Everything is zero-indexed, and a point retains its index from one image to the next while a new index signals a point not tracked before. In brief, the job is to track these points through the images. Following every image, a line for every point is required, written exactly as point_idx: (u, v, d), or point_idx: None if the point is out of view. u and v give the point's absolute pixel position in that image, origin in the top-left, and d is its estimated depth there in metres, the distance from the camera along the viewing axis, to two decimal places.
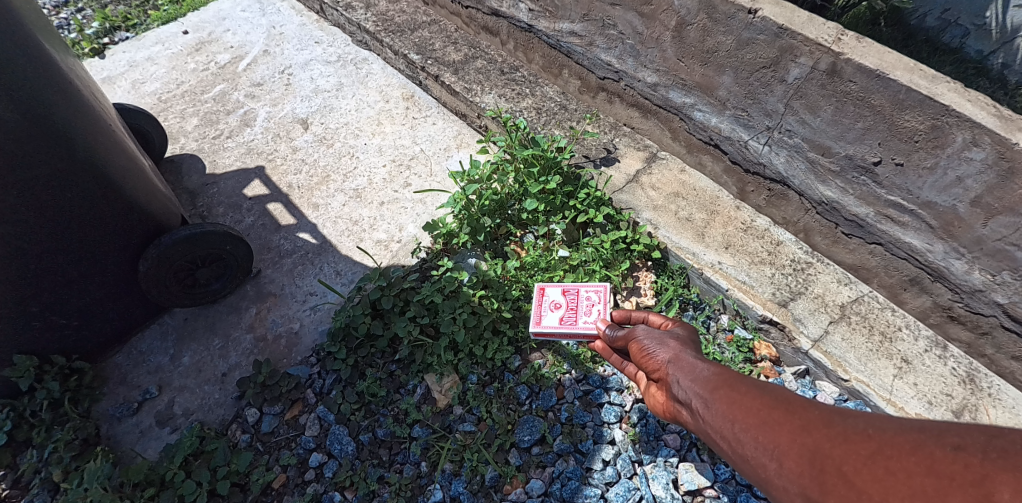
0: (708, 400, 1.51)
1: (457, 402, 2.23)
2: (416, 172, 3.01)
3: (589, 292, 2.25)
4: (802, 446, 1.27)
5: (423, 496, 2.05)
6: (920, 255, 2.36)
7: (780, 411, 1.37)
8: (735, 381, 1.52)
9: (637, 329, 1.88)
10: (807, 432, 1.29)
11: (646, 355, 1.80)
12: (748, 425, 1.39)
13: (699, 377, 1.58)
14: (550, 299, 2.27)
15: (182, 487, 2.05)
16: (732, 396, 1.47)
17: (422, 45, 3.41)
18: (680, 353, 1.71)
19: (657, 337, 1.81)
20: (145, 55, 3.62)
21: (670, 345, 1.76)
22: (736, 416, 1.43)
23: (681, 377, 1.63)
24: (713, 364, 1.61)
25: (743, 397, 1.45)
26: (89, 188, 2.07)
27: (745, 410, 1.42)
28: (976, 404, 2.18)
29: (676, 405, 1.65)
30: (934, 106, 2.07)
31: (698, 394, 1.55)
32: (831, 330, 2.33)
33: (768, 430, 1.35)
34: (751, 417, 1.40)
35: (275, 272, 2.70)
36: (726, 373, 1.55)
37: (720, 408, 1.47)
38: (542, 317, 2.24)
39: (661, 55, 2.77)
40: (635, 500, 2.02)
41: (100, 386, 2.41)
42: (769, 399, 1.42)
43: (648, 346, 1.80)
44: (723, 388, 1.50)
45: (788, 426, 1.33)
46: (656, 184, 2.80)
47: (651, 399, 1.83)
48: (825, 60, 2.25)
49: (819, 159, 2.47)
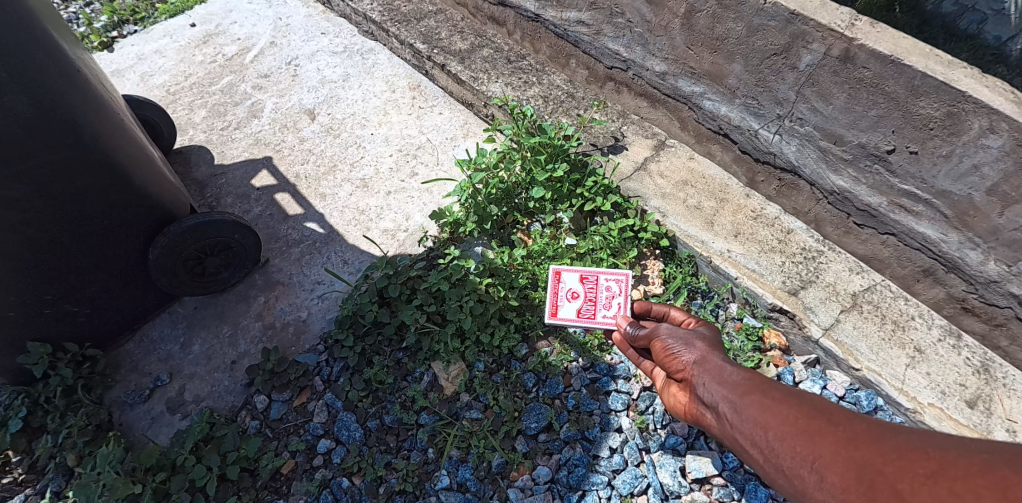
0: (738, 404, 1.53)
1: (463, 390, 2.23)
2: (423, 162, 3.01)
3: (609, 281, 2.25)
4: (848, 460, 1.27)
5: (429, 482, 2.06)
6: (933, 246, 2.33)
7: (821, 421, 1.38)
8: (766, 386, 1.54)
9: (662, 327, 1.88)
10: (854, 446, 1.28)
11: (672, 355, 1.80)
12: (783, 433, 1.40)
13: (728, 381, 1.60)
14: (567, 287, 2.27)
15: (193, 471, 2.06)
16: (764, 403, 1.49)
17: (428, 34, 3.40)
18: (707, 355, 1.72)
19: (683, 337, 1.81)
20: (153, 48, 3.64)
21: (697, 347, 1.77)
22: (769, 424, 1.44)
23: (708, 380, 1.65)
24: (742, 369, 1.63)
25: (775, 404, 1.48)
26: (98, 178, 2.08)
27: (779, 417, 1.44)
28: (990, 394, 2.14)
29: (701, 408, 1.67)
30: (950, 92, 2.04)
31: (727, 397, 1.57)
32: (841, 319, 2.30)
33: (807, 441, 1.35)
34: (787, 426, 1.41)
35: (283, 261, 2.71)
36: (757, 379, 1.58)
37: (751, 414, 1.49)
38: (559, 307, 2.25)
39: (669, 43, 2.74)
40: (642, 487, 2.02)
41: (112, 374, 2.43)
42: (805, 408, 1.43)
43: (674, 346, 1.80)
44: (754, 393, 1.53)
45: (830, 438, 1.33)
46: (664, 172, 2.78)
47: (671, 399, 1.85)
48: (838, 46, 2.22)
49: (831, 148, 2.44)
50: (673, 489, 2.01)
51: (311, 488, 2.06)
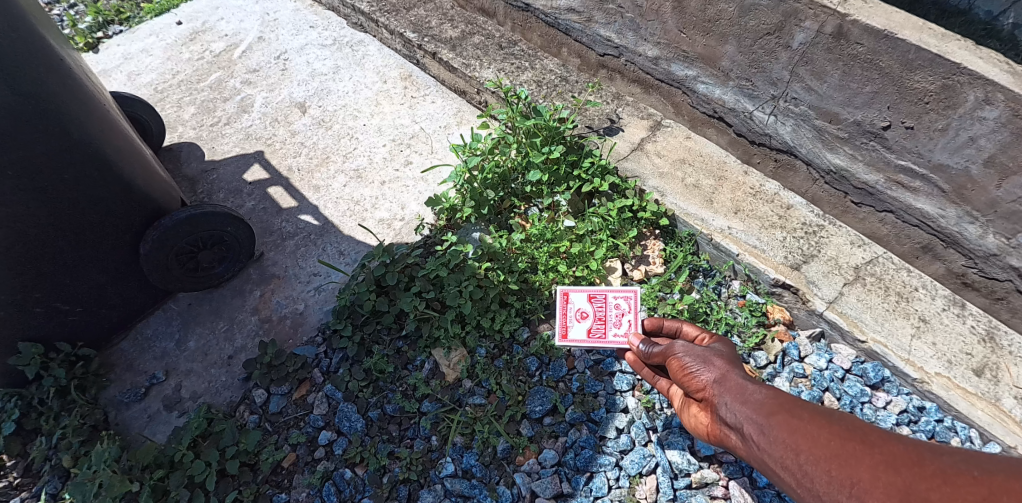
0: (765, 426, 1.47)
1: (466, 376, 2.19)
2: (417, 150, 2.98)
3: (618, 298, 2.18)
4: (890, 485, 1.22)
5: (434, 469, 2.02)
6: (931, 221, 2.31)
7: (855, 443, 1.32)
8: (793, 405, 1.49)
9: (677, 345, 1.83)
10: (894, 469, 1.24)
11: (689, 373, 1.75)
12: (816, 456, 1.35)
13: (751, 400, 1.55)
14: (575, 307, 2.19)
15: (192, 467, 2.02)
16: (792, 423, 1.43)
17: (418, 23, 3.36)
18: (727, 373, 1.67)
19: (700, 355, 1.77)
20: (139, 47, 3.59)
21: (716, 365, 1.72)
22: (800, 446, 1.38)
23: (729, 399, 1.60)
24: (764, 387, 1.58)
25: (805, 424, 1.42)
26: (86, 170, 2.03)
27: (810, 439, 1.38)
28: (997, 362, 2.12)
29: (724, 428, 1.62)
30: (945, 65, 2.01)
31: (752, 418, 1.51)
32: (845, 292, 2.28)
33: (843, 465, 1.30)
34: (820, 448, 1.35)
35: (278, 254, 2.67)
36: (782, 398, 1.53)
37: (779, 436, 1.43)
38: (569, 328, 2.17)
39: (662, 27, 2.72)
40: (651, 467, 1.98)
41: (107, 373, 2.38)
42: (837, 428, 1.38)
43: (691, 365, 1.75)
44: (781, 414, 1.47)
45: (868, 461, 1.28)
46: (661, 151, 2.75)
47: (691, 419, 1.79)
48: (831, 23, 2.20)
49: (827, 126, 2.42)
50: (682, 467, 1.98)
51: (313, 480, 2.02)
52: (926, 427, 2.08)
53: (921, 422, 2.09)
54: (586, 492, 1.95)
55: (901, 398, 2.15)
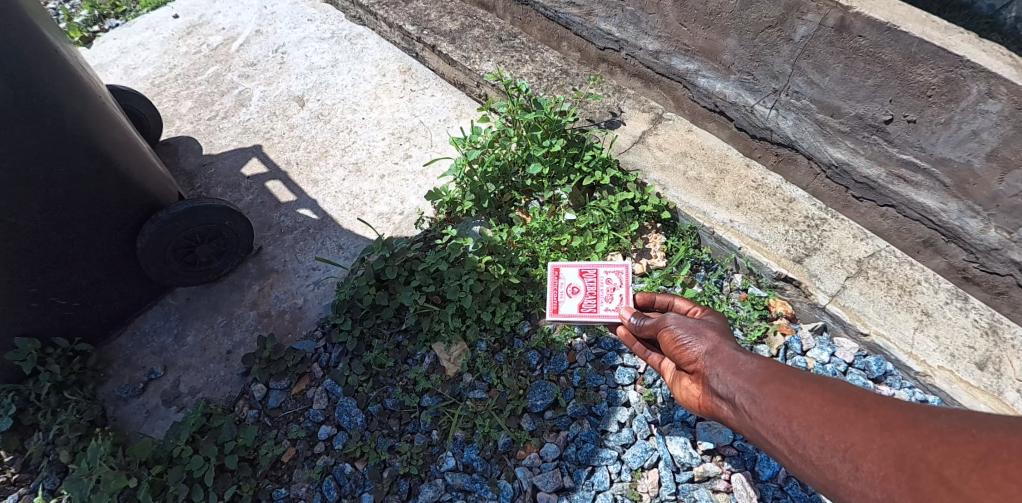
0: (757, 395, 1.46)
1: (466, 370, 2.18)
2: (416, 144, 2.96)
3: (609, 273, 2.17)
4: (884, 447, 1.20)
5: (435, 464, 2.00)
6: (933, 215, 2.29)
7: (849, 407, 1.31)
8: (785, 374, 1.47)
9: (668, 317, 1.81)
10: (889, 431, 1.22)
11: (680, 346, 1.73)
12: (809, 422, 1.33)
13: (743, 371, 1.53)
14: (566, 282, 2.19)
15: (191, 463, 2.01)
16: (785, 391, 1.42)
17: (416, 16, 3.34)
18: (719, 344, 1.65)
19: (692, 327, 1.74)
20: (136, 41, 3.56)
21: (707, 337, 1.69)
22: (793, 413, 1.37)
23: (721, 371, 1.58)
24: (756, 358, 1.56)
25: (797, 391, 1.40)
26: (81, 162, 2.01)
27: (802, 406, 1.37)
28: (1000, 356, 2.10)
29: (716, 400, 1.60)
30: (948, 57, 1.99)
31: (743, 388, 1.50)
32: (848, 285, 2.27)
33: (836, 429, 1.28)
34: (813, 414, 1.34)
35: (277, 248, 2.65)
36: (774, 366, 1.51)
37: (771, 404, 1.42)
38: (560, 303, 2.16)
39: (663, 20, 2.70)
40: (653, 461, 1.97)
41: (105, 369, 2.37)
42: (830, 394, 1.36)
43: (682, 337, 1.73)
44: (773, 382, 1.46)
45: (862, 424, 1.26)
46: (663, 144, 2.74)
47: (682, 393, 1.77)
48: (833, 16, 2.18)
49: (828, 120, 2.40)
50: (684, 461, 1.97)
51: (313, 475, 2.01)
52: None
53: None
54: (588, 486, 1.94)
55: (903, 391, 2.13)
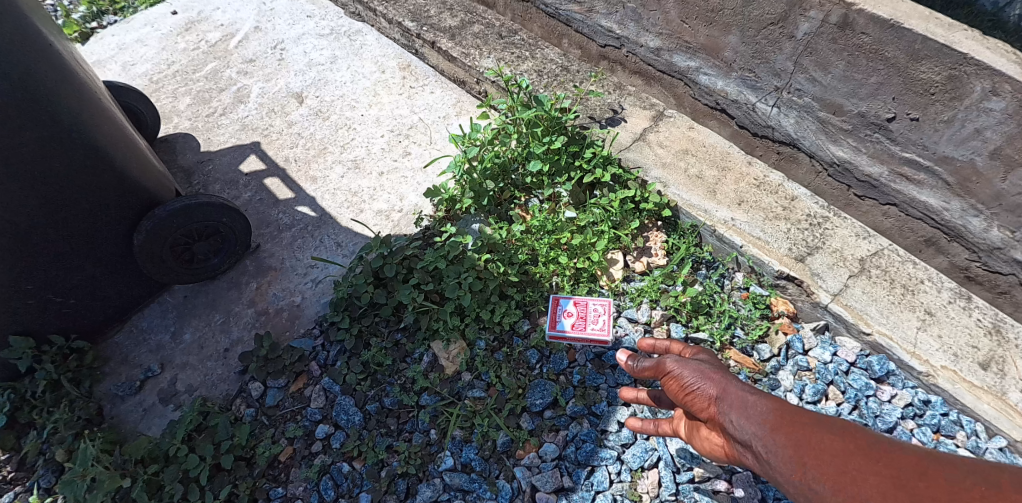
0: (779, 448, 1.36)
1: (465, 369, 2.16)
2: (416, 141, 2.94)
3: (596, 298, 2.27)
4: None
5: (433, 464, 1.99)
6: (936, 214, 2.27)
7: (881, 462, 1.23)
8: (805, 419, 1.38)
9: (669, 358, 1.69)
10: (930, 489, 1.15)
11: (687, 389, 1.62)
12: (841, 480, 1.24)
13: (761, 417, 1.43)
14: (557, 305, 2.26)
15: (187, 461, 1.99)
16: (810, 441, 1.33)
17: (416, 12, 3.32)
18: (729, 386, 1.55)
19: (696, 368, 1.63)
20: (134, 37, 3.54)
21: (715, 378, 1.59)
22: (823, 470, 1.28)
23: (736, 417, 1.47)
24: (771, 401, 1.46)
25: (822, 443, 1.31)
26: (77, 158, 1.98)
27: (832, 462, 1.28)
28: (1003, 356, 2.08)
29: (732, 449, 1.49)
30: (951, 55, 1.97)
31: (764, 439, 1.39)
32: (850, 284, 2.25)
33: (872, 487, 1.20)
34: (845, 471, 1.25)
35: (275, 246, 2.63)
36: (791, 412, 1.41)
37: (797, 458, 1.32)
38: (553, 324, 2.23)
39: (664, 17, 2.68)
40: (653, 461, 1.95)
41: (101, 366, 2.35)
42: (857, 445, 1.28)
43: (689, 380, 1.62)
44: (795, 431, 1.36)
45: (900, 483, 1.18)
46: (664, 142, 2.72)
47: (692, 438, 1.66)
48: (836, 12, 2.16)
49: (830, 118, 2.38)
50: (685, 461, 1.95)
51: (310, 474, 1.99)
52: (931, 421, 2.04)
53: (926, 416, 2.05)
54: (587, 486, 1.92)
55: (906, 391, 2.11)
